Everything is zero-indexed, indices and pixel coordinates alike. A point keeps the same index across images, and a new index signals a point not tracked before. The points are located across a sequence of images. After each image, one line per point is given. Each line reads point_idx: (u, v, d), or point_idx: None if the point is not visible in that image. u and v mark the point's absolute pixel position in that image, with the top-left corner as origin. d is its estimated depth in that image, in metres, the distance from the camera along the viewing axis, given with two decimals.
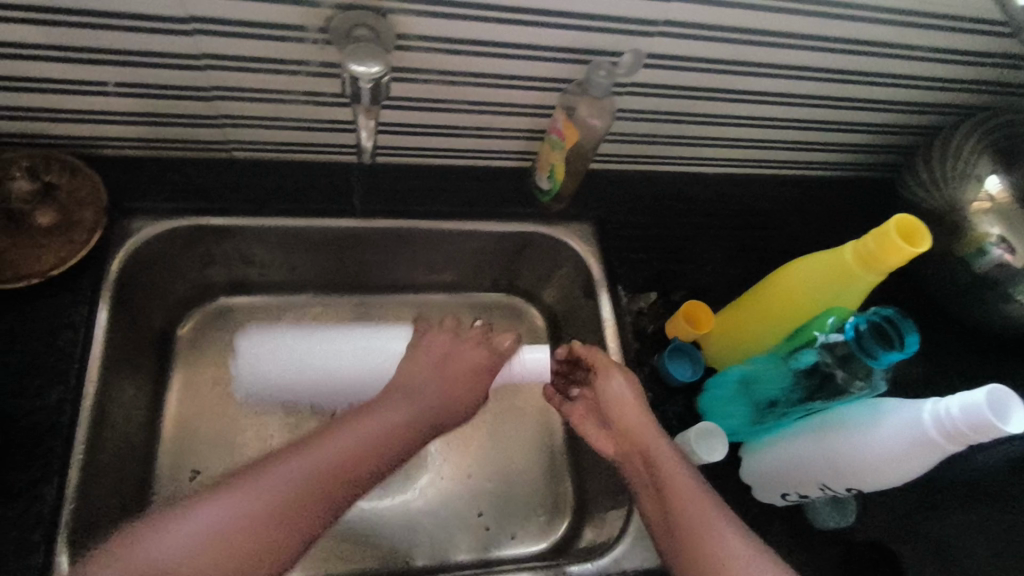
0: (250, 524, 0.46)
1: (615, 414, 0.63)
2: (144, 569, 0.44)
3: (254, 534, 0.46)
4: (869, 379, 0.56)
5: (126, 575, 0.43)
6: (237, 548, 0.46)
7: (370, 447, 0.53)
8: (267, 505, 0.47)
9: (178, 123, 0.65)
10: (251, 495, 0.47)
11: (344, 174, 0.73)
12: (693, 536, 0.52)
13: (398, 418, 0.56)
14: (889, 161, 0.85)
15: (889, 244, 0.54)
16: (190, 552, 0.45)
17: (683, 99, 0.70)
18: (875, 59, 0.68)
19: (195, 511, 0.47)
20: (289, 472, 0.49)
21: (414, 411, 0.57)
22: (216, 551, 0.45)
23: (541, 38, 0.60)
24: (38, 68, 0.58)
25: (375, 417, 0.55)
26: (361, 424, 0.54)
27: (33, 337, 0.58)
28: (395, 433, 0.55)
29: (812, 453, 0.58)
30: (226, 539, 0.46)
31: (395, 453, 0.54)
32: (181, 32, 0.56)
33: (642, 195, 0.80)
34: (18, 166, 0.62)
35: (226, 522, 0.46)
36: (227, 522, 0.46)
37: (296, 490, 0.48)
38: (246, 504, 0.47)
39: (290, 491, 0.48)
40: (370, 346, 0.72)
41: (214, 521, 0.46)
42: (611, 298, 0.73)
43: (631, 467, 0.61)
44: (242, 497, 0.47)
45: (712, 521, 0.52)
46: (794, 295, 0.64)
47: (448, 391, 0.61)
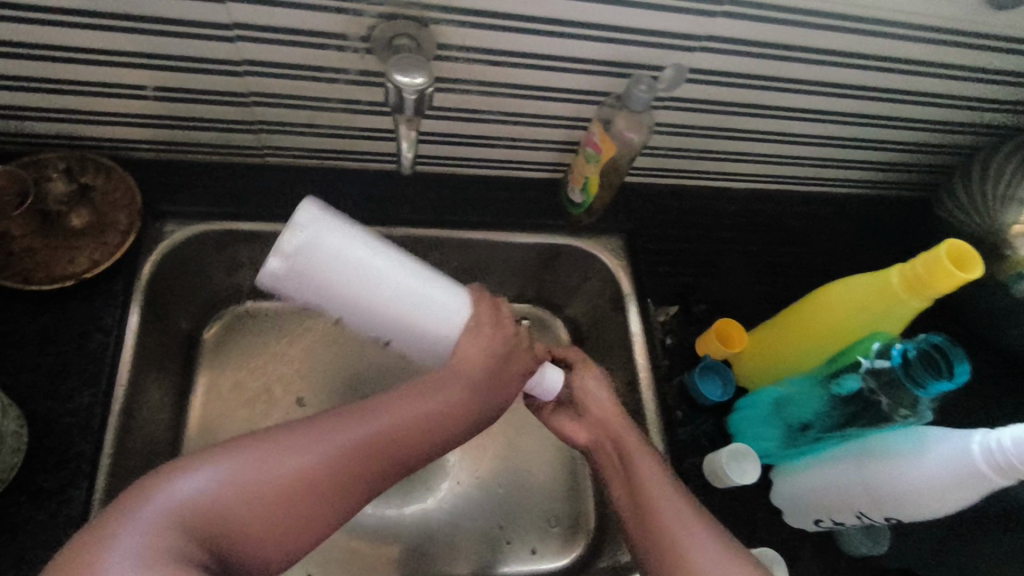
0: (279, 489, 0.45)
1: (591, 411, 0.61)
2: (171, 504, 0.43)
3: (281, 500, 0.45)
4: (915, 408, 0.54)
5: (153, 508, 0.42)
6: (260, 509, 0.45)
7: (412, 432, 0.51)
8: (300, 476, 0.46)
9: (213, 127, 0.65)
10: (287, 460, 0.46)
11: (375, 181, 0.72)
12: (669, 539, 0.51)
13: (452, 398, 0.53)
14: (926, 180, 0.83)
15: (939, 269, 0.54)
16: (218, 502, 0.44)
17: (720, 114, 0.69)
18: (918, 77, 0.67)
19: (232, 459, 0.45)
20: (330, 443, 0.48)
21: (467, 396, 0.54)
22: (242, 506, 0.44)
23: (581, 51, 0.60)
24: (80, 71, 0.58)
25: (427, 397, 0.52)
26: (408, 405, 0.51)
27: (66, 339, 0.58)
28: (444, 419, 0.52)
29: (851, 480, 0.57)
30: (254, 498, 0.45)
31: (437, 442, 0.52)
32: (223, 39, 0.56)
33: (672, 208, 0.79)
34: (55, 167, 0.62)
35: (257, 478, 0.45)
36: (258, 481, 0.45)
37: (332, 464, 0.47)
38: (281, 467, 0.46)
39: (325, 463, 0.47)
40: (425, 298, 0.54)
41: (248, 474, 0.45)
42: (641, 313, 0.71)
43: (603, 459, 0.60)
44: (278, 460, 0.46)
45: (694, 530, 0.51)
46: (833, 317, 0.63)
47: (495, 386, 0.55)
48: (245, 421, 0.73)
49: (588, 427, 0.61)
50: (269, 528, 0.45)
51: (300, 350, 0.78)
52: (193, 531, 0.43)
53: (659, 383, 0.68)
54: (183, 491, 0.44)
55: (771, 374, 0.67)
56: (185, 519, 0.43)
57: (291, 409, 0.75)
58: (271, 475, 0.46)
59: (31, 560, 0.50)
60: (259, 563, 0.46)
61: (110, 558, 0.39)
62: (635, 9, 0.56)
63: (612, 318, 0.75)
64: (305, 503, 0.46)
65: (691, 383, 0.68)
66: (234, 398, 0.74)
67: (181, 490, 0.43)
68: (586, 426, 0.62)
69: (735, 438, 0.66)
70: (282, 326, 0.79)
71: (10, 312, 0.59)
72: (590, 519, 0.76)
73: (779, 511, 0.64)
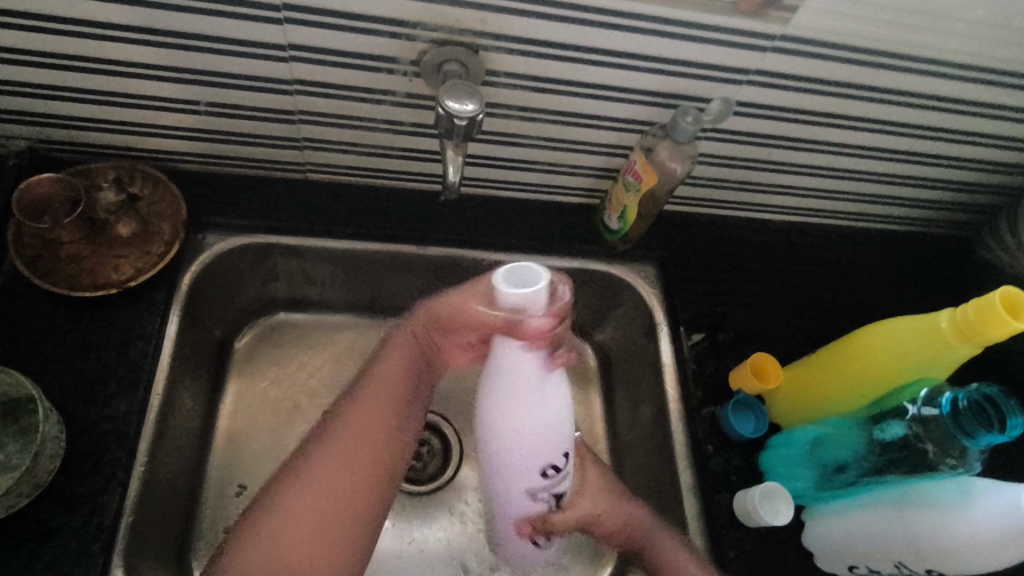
0: (301, 527, 0.51)
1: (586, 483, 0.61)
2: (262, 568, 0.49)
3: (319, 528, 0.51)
4: (962, 460, 0.53)
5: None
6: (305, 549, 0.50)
7: (379, 433, 0.56)
8: (336, 464, 0.54)
9: (259, 143, 0.67)
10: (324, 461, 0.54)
11: (414, 201, 0.73)
12: None
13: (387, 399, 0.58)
14: (970, 220, 0.82)
15: (991, 316, 0.53)
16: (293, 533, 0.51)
17: (763, 147, 0.69)
18: (969, 118, 0.66)
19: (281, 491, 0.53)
20: (309, 470, 0.53)
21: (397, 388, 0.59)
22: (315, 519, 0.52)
23: (626, 80, 0.60)
24: (139, 85, 0.59)
25: (369, 400, 0.57)
26: (361, 424, 0.56)
27: (107, 346, 0.59)
28: (403, 387, 0.59)
29: (894, 530, 0.55)
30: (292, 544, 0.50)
31: (412, 408, 0.59)
32: (278, 58, 0.57)
33: (707, 238, 0.78)
34: (105, 176, 0.64)
35: (314, 486, 0.53)
36: (293, 518, 0.51)
37: (331, 484, 0.53)
38: (299, 499, 0.52)
39: (320, 487, 0.53)
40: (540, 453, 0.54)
41: (302, 489, 0.52)
42: (673, 342, 0.70)
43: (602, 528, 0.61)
44: (317, 466, 0.54)
45: (684, 565, 0.58)
46: (876, 358, 0.62)
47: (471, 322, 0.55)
48: (269, 432, 0.73)
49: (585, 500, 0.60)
50: (319, 545, 0.51)
51: (325, 363, 0.77)
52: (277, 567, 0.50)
53: (690, 415, 0.67)
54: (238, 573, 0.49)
55: (808, 414, 0.65)
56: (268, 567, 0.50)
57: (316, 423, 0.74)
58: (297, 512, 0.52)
59: (63, 566, 0.50)
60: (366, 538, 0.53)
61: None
62: (685, 42, 0.56)
63: (643, 346, 0.73)
64: (337, 516, 0.52)
65: (724, 417, 0.66)
66: (260, 408, 0.74)
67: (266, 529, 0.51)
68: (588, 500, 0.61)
69: (767, 476, 0.64)
70: (311, 340, 0.78)
71: (53, 318, 0.60)
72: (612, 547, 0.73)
73: (811, 553, 0.62)
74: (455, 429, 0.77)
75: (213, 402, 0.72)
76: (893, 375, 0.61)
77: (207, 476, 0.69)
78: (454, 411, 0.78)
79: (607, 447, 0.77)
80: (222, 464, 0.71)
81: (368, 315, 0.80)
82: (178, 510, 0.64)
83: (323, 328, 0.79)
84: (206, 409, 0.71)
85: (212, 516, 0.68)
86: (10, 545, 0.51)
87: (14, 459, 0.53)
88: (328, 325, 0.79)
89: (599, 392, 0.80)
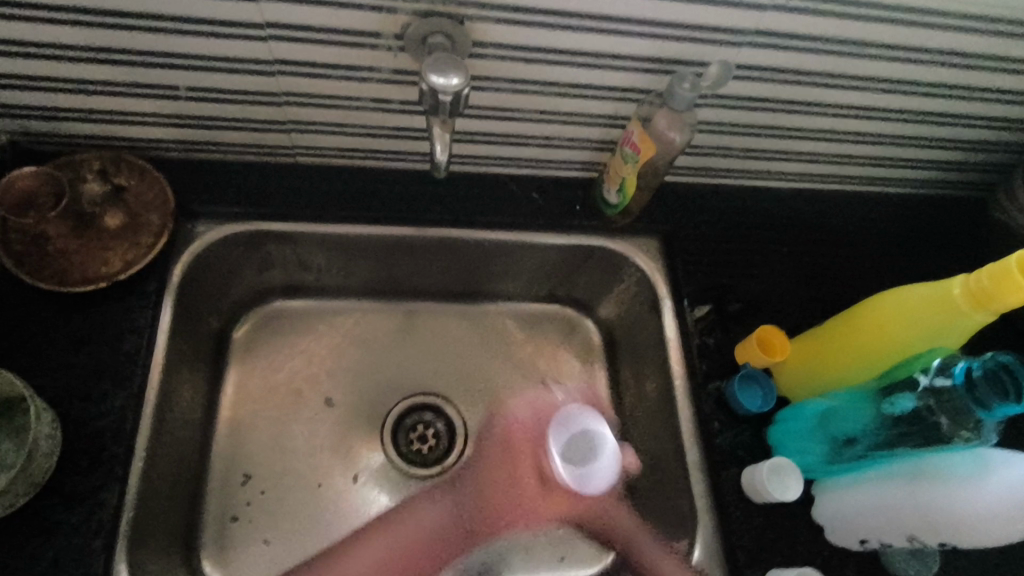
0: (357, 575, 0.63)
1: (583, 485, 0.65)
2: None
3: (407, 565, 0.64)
4: (977, 431, 0.52)
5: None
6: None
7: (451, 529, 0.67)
8: (412, 541, 0.65)
9: (246, 128, 0.65)
10: (394, 538, 0.65)
11: (406, 181, 0.71)
12: None
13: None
14: (984, 180, 0.79)
15: (1008, 281, 0.51)
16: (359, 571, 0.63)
17: (763, 112, 0.66)
18: (982, 73, 0.63)
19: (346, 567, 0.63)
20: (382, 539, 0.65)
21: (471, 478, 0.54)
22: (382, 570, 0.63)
23: (621, 46, 0.57)
24: (118, 72, 0.58)
25: (497, 481, 0.69)
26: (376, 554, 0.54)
27: (99, 341, 0.58)
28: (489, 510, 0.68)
29: (906, 504, 0.54)
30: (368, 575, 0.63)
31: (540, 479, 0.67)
32: (257, 38, 0.55)
33: (710, 207, 0.75)
34: (89, 168, 0.63)
35: (398, 543, 0.65)
36: (375, 549, 0.64)
37: (410, 541, 0.65)
38: (399, 544, 0.65)
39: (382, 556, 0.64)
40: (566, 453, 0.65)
41: (376, 553, 0.64)
42: (677, 316, 0.69)
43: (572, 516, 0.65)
44: (385, 540, 0.65)
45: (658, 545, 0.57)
46: (886, 329, 0.60)
47: None
48: (272, 421, 0.72)
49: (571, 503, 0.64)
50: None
51: (325, 348, 0.77)
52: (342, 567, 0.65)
53: (695, 391, 0.65)
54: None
55: (817, 386, 0.63)
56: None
57: (319, 408, 0.73)
58: (365, 566, 0.63)
59: (65, 563, 0.50)
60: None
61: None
62: (680, 3, 0.54)
63: (647, 320, 0.72)
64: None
65: (731, 391, 0.64)
66: (262, 395, 0.73)
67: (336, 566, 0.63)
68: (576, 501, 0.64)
69: (776, 451, 0.62)
70: (311, 325, 0.77)
71: (45, 313, 0.59)
72: None
73: (821, 528, 0.60)
74: (459, 411, 0.76)
75: (214, 391, 0.72)
76: (906, 347, 0.59)
77: (210, 466, 0.69)
78: (455, 392, 0.77)
79: (613, 423, 0.76)
80: (226, 451, 0.70)
81: (368, 299, 0.79)
82: (181, 500, 0.64)
83: (322, 314, 0.78)
84: (208, 399, 0.71)
85: (217, 504, 0.68)
86: (12, 544, 0.51)
87: (10, 457, 0.53)
88: (326, 311, 0.78)
89: (603, 370, 0.79)
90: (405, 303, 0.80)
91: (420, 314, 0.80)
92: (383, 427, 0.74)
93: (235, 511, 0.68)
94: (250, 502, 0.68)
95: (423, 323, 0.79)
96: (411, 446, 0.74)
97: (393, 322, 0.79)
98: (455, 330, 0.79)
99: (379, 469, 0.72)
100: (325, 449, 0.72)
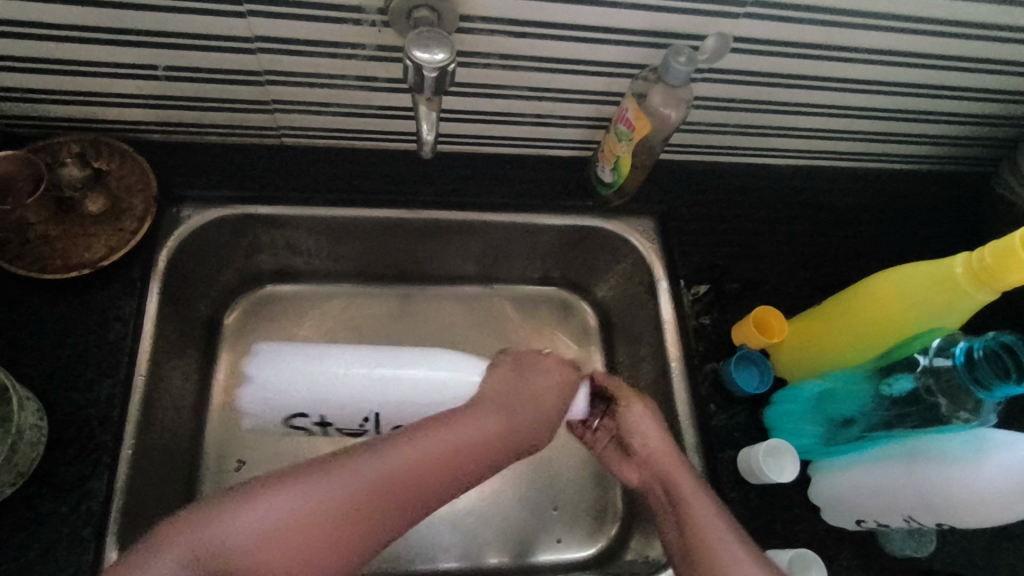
0: (281, 533, 0.45)
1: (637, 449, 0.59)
2: (216, 545, 0.43)
3: (328, 530, 0.45)
4: (977, 413, 0.51)
5: (197, 538, 0.43)
6: (319, 539, 0.45)
7: (387, 489, 0.47)
8: (339, 501, 0.46)
9: (229, 109, 0.63)
10: (316, 495, 0.46)
11: (395, 162, 0.69)
12: (705, 550, 0.50)
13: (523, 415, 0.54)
14: (988, 155, 0.77)
15: (1011, 259, 0.50)
16: (261, 530, 0.44)
17: (762, 86, 0.64)
18: (988, 44, 0.61)
19: (247, 509, 0.45)
20: (281, 508, 0.45)
21: (517, 387, 0.55)
22: (279, 534, 0.45)
23: (613, 19, 0.55)
24: (94, 51, 0.56)
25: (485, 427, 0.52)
26: (300, 499, 0.46)
27: (84, 329, 0.57)
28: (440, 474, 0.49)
29: (902, 485, 0.53)
30: (284, 531, 0.45)
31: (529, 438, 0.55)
32: (234, 14, 0.53)
33: (707, 186, 0.74)
34: (68, 151, 0.61)
35: (303, 509, 0.45)
36: (274, 513, 0.45)
37: (320, 514, 0.45)
38: (330, 493, 0.46)
39: (284, 518, 0.45)
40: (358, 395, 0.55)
41: (269, 514, 0.45)
42: (673, 297, 0.68)
43: (651, 493, 0.57)
44: (301, 497, 0.46)
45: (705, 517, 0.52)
46: (885, 309, 0.59)
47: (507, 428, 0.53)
48: None
49: (637, 465, 0.59)
50: (305, 537, 0.45)
51: (317, 333, 0.76)
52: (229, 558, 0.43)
53: (692, 373, 0.64)
54: (218, 528, 0.44)
55: (814, 366, 0.63)
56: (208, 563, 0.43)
57: None
58: (323, 501, 0.46)
59: (55, 553, 0.50)
60: (355, 548, 0.46)
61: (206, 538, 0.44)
62: None
63: (643, 302, 0.71)
64: (311, 547, 0.45)
65: (726, 372, 0.63)
66: None
67: (222, 525, 0.44)
68: (636, 466, 0.59)
69: (772, 433, 0.62)
70: (303, 309, 0.76)
71: (27, 302, 0.58)
72: (617, 504, 0.71)
73: (818, 508, 0.60)
74: None
75: (206, 378, 0.71)
76: (904, 327, 0.58)
77: (203, 453, 0.69)
78: None
79: None
80: (218, 438, 0.70)
81: (360, 282, 0.78)
82: (174, 487, 0.64)
83: (313, 298, 0.77)
84: (200, 385, 0.70)
85: (211, 491, 0.67)
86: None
87: None
88: (318, 295, 0.77)
89: (599, 352, 0.79)
90: (398, 286, 0.79)
91: (417, 296, 0.79)
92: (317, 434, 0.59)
93: None
94: None
95: (419, 307, 0.78)
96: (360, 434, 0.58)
97: (386, 306, 0.78)
98: (449, 314, 0.78)
99: None
100: None
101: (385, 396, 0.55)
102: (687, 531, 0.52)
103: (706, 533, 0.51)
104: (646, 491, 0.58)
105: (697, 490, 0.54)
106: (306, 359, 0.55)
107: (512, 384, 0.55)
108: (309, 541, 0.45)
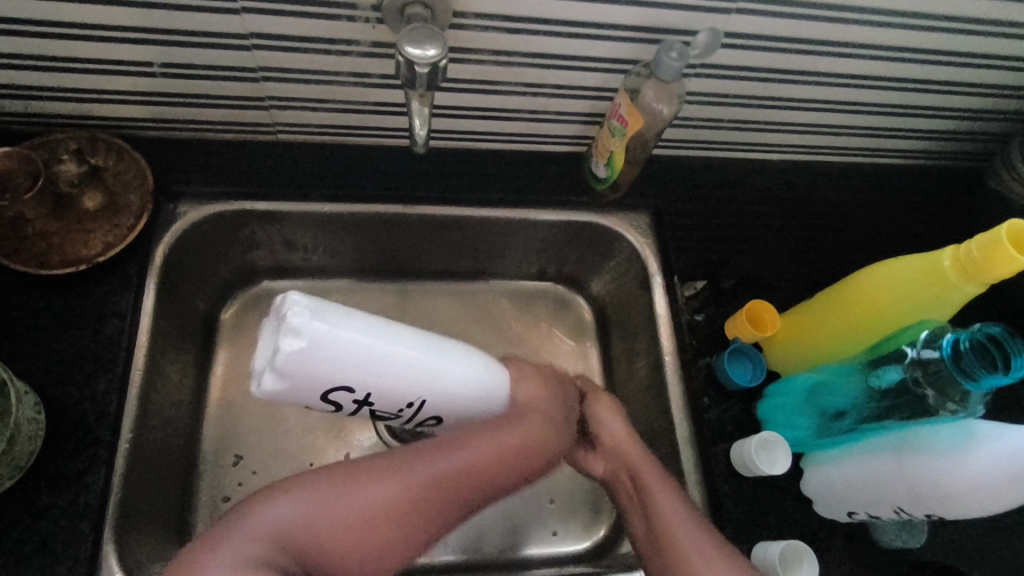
0: (342, 526, 0.48)
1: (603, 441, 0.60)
2: (275, 530, 0.46)
3: (385, 529, 0.48)
4: (964, 404, 0.51)
5: (258, 525, 0.46)
6: (378, 535, 0.48)
7: (441, 493, 0.50)
8: (396, 502, 0.49)
9: (224, 106, 0.63)
10: (375, 491, 0.49)
11: (390, 159, 0.69)
12: (671, 542, 0.52)
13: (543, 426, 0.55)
14: (981, 149, 0.77)
15: (998, 251, 0.50)
16: (323, 522, 0.47)
17: (754, 82, 0.65)
18: (980, 38, 0.61)
19: (308, 500, 0.48)
20: (341, 504, 0.48)
21: (547, 397, 0.57)
22: (337, 528, 0.47)
23: (605, 15, 0.56)
24: (90, 49, 0.56)
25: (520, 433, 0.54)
26: (355, 498, 0.48)
27: (82, 324, 0.58)
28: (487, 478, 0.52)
29: (890, 477, 0.54)
30: (345, 526, 0.48)
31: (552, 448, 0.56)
32: (228, 10, 0.53)
33: (702, 181, 0.74)
34: (66, 148, 0.61)
35: (361, 505, 0.48)
36: (335, 506, 0.48)
37: (378, 513, 0.48)
38: (387, 493, 0.49)
39: (345, 513, 0.48)
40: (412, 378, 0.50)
41: (328, 509, 0.48)
42: (667, 292, 0.68)
43: (619, 485, 0.59)
44: (359, 495, 0.48)
45: (669, 509, 0.53)
46: (874, 303, 0.60)
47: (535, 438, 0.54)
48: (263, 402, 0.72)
49: (604, 457, 0.61)
50: (364, 532, 0.48)
51: None
52: (290, 543, 0.46)
53: (685, 367, 0.65)
54: (265, 522, 0.46)
55: (806, 360, 0.63)
56: (274, 542, 0.46)
57: None
58: (380, 502, 0.48)
59: (54, 545, 0.51)
60: (411, 543, 0.50)
61: (269, 526, 0.46)
62: None
63: (638, 296, 0.71)
64: (370, 540, 0.48)
65: (721, 366, 0.64)
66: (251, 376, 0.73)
67: (284, 512, 0.47)
68: (604, 457, 0.61)
69: (765, 426, 0.62)
70: None
71: (25, 297, 0.58)
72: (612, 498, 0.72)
73: (810, 501, 0.60)
74: None
75: (203, 373, 0.72)
76: (894, 321, 0.59)
77: (200, 448, 0.69)
78: None
79: None
80: (216, 432, 0.70)
81: (357, 278, 0.78)
82: (172, 481, 0.64)
83: (310, 294, 0.77)
84: (197, 380, 0.71)
85: (209, 485, 0.68)
86: None
87: None
88: (315, 291, 0.78)
89: (594, 347, 0.79)
90: (394, 282, 0.79)
91: (414, 293, 0.79)
92: (338, 412, 0.53)
93: (228, 491, 0.68)
94: (241, 483, 0.68)
95: (416, 303, 0.79)
96: (388, 418, 0.54)
97: (382, 301, 0.78)
98: (446, 309, 0.79)
99: (371, 448, 0.72)
100: (317, 429, 0.72)
101: (431, 386, 0.51)
102: (654, 524, 0.53)
103: (669, 526, 0.52)
104: (613, 483, 0.60)
105: (662, 483, 0.55)
106: (362, 332, 0.48)
107: (539, 395, 0.56)
108: (366, 537, 0.48)
